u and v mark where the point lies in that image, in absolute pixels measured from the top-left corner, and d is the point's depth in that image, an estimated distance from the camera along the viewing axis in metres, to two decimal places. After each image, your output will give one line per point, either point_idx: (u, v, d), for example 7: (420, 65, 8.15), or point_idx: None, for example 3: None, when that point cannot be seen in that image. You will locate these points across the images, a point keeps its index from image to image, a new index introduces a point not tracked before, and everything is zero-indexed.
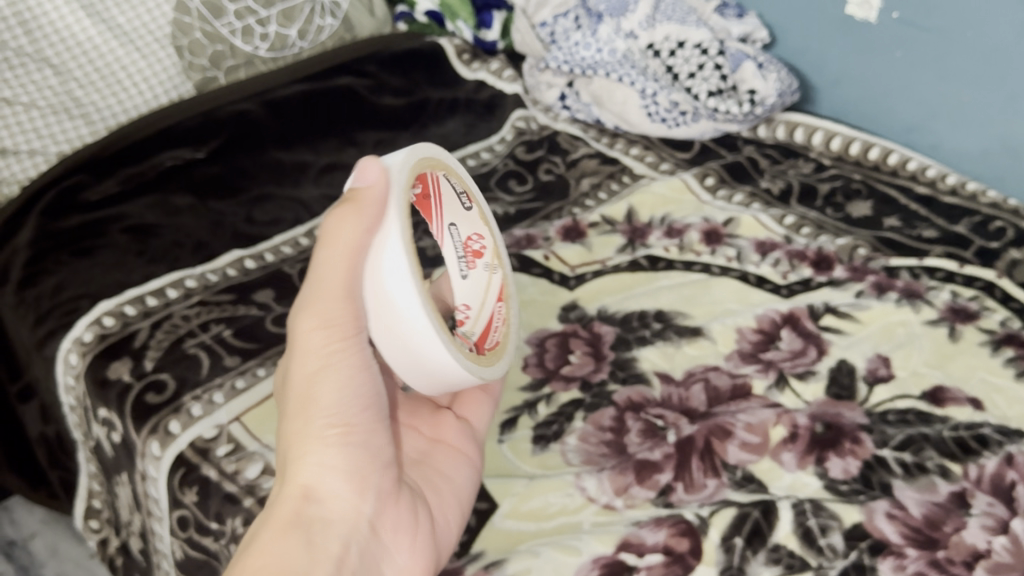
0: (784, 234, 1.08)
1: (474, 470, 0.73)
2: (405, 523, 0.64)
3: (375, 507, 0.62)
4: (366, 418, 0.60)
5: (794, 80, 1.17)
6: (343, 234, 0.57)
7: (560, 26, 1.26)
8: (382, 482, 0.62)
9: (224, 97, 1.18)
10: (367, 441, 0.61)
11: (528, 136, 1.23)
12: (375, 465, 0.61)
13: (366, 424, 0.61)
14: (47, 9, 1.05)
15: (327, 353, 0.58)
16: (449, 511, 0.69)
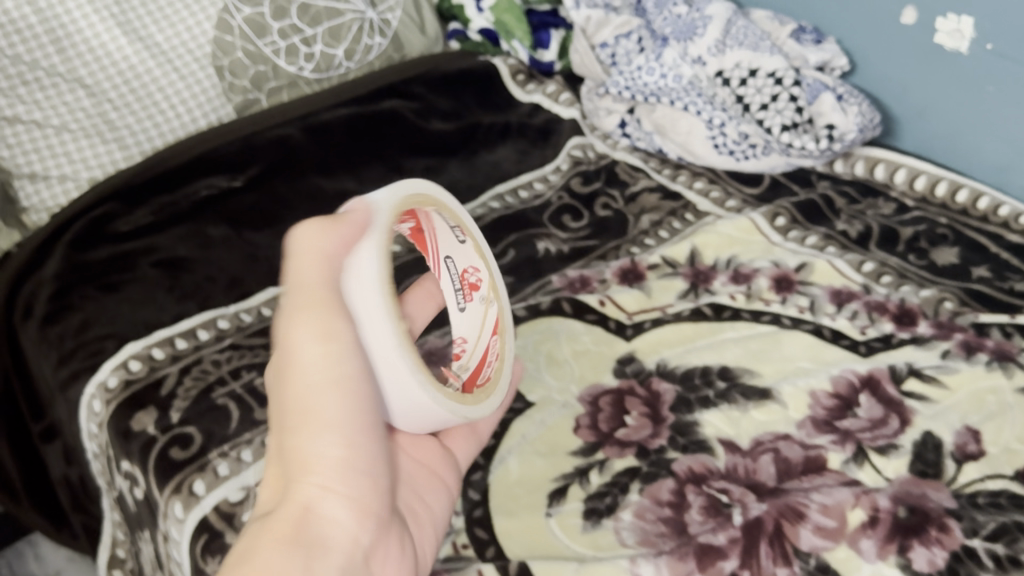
0: (862, 282, 0.99)
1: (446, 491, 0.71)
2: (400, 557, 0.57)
3: (371, 534, 0.54)
4: (371, 440, 0.53)
5: (877, 114, 1.05)
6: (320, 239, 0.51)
7: (622, 47, 1.19)
8: (381, 505, 0.54)
9: (267, 121, 1.12)
10: (371, 456, 0.53)
11: (585, 166, 1.15)
12: (377, 485, 0.54)
13: (367, 444, 0.53)
14: (78, 19, 1.01)
15: (345, 377, 0.51)
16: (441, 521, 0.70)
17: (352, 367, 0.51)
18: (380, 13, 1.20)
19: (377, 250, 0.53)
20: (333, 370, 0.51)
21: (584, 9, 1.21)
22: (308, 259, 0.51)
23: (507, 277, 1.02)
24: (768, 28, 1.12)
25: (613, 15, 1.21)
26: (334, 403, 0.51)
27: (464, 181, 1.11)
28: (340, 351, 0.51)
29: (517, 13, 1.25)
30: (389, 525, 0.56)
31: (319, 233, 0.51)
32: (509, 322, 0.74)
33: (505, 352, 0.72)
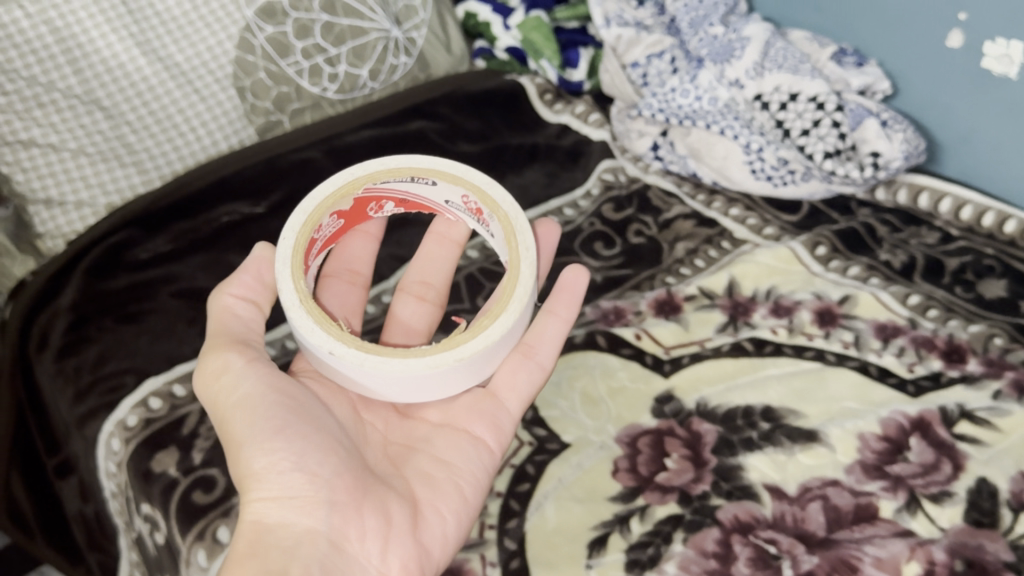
0: (907, 316, 0.96)
1: (483, 450, 0.80)
2: (372, 527, 0.69)
3: (332, 520, 0.68)
4: (284, 438, 0.69)
5: (923, 140, 1.01)
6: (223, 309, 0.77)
7: (654, 67, 1.16)
8: (331, 494, 0.68)
9: (288, 143, 1.08)
10: (299, 458, 0.68)
11: (616, 191, 1.11)
12: (316, 479, 0.68)
13: (288, 442, 0.69)
14: (99, 45, 0.97)
15: (236, 405, 0.70)
16: (445, 506, 0.74)
17: (245, 389, 0.71)
18: (405, 31, 1.16)
19: (303, 309, 0.72)
20: (247, 409, 0.70)
21: (615, 28, 1.17)
22: (224, 319, 0.77)
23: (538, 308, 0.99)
24: (807, 49, 1.09)
25: (645, 33, 1.18)
26: (239, 423, 0.70)
27: None
28: (238, 386, 0.71)
29: (546, 31, 1.21)
30: (347, 507, 0.68)
31: (231, 316, 0.77)
32: (517, 216, 0.80)
33: (516, 259, 0.78)
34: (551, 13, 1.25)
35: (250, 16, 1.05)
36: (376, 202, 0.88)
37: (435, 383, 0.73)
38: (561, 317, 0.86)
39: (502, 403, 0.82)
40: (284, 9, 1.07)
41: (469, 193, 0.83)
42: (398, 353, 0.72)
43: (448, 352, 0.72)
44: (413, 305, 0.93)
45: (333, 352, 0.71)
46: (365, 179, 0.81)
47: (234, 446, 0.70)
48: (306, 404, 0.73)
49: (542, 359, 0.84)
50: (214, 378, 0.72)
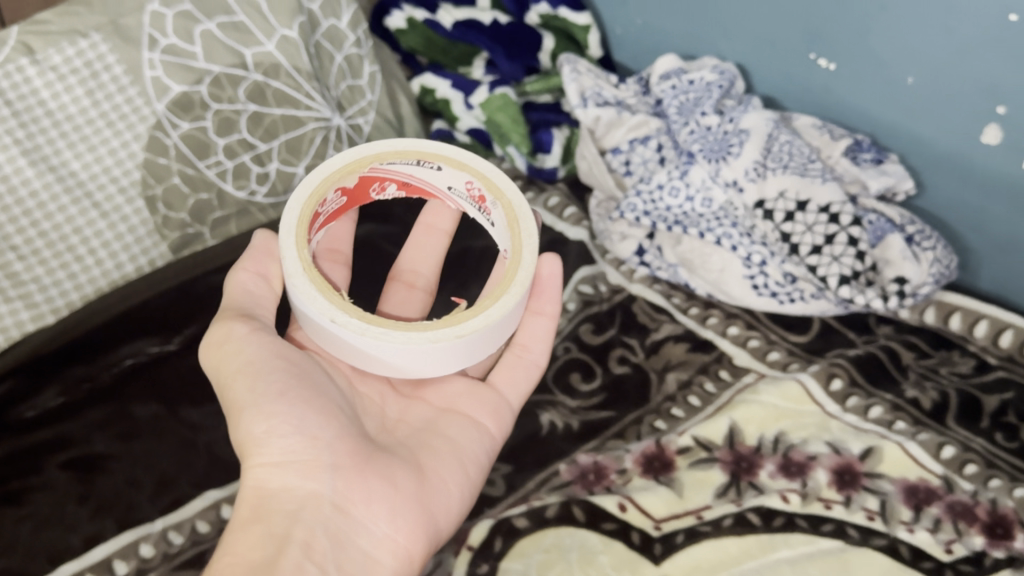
0: (941, 474, 0.81)
1: (485, 436, 0.66)
2: (378, 493, 0.57)
3: (336, 484, 0.56)
4: (286, 401, 0.57)
5: (955, 258, 0.86)
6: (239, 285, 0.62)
7: (638, 154, 1.01)
8: (334, 457, 0.57)
9: (208, 262, 0.92)
10: (301, 420, 0.56)
11: (596, 306, 0.95)
12: (317, 442, 0.56)
13: (291, 406, 0.57)
14: None
15: (233, 374, 0.58)
16: (449, 475, 0.61)
17: (248, 353, 0.58)
18: (348, 117, 1.03)
19: (306, 277, 0.59)
20: (249, 373, 0.57)
21: (592, 107, 1.03)
22: (235, 296, 0.62)
23: (504, 466, 0.83)
24: (817, 140, 0.94)
25: (627, 114, 1.03)
26: (239, 388, 0.57)
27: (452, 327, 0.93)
28: (238, 349, 0.58)
29: (512, 112, 1.05)
30: (352, 471, 0.57)
31: (241, 291, 0.62)
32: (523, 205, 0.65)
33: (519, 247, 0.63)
34: (520, 85, 1.11)
35: (161, 110, 0.90)
36: (378, 184, 0.70)
37: (420, 366, 0.60)
38: (546, 316, 0.71)
39: (500, 393, 0.69)
40: (204, 100, 0.92)
41: (473, 182, 0.67)
42: (399, 322, 0.59)
43: (449, 327, 0.59)
44: (402, 293, 0.78)
45: (335, 321, 0.57)
46: (372, 158, 0.66)
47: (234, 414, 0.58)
48: (310, 366, 0.60)
49: (536, 358, 0.71)
50: (215, 347, 0.59)
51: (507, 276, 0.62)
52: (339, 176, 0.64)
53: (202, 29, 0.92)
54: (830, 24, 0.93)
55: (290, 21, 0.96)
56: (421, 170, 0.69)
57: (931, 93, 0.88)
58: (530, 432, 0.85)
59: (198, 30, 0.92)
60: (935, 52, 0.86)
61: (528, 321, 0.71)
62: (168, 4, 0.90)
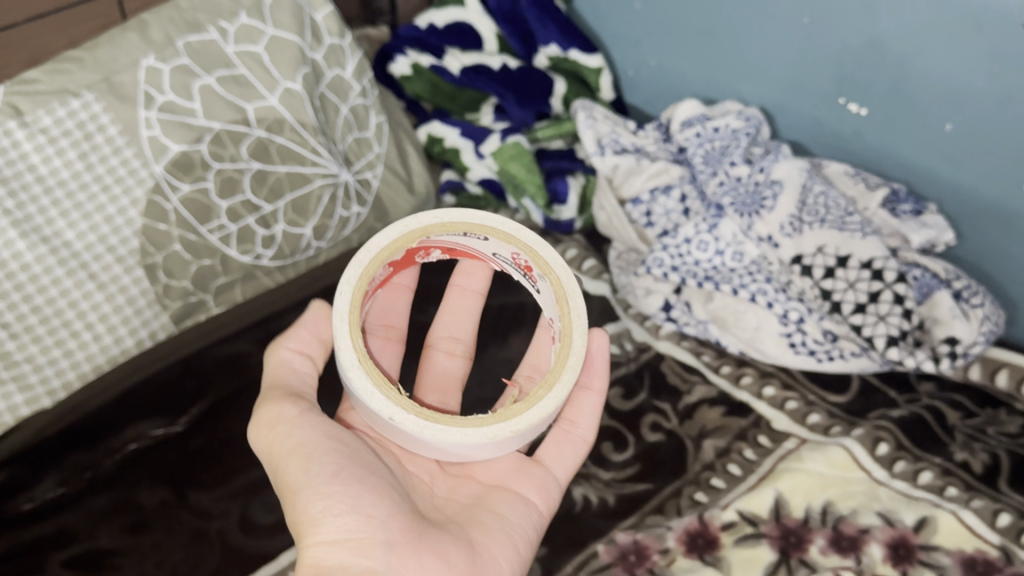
0: (1000, 544, 0.75)
1: (534, 512, 0.61)
2: (436, 573, 0.52)
3: (392, 562, 0.51)
4: (340, 480, 0.52)
5: (1003, 315, 0.82)
6: (282, 368, 0.59)
7: (660, 204, 0.96)
8: (389, 534, 0.52)
9: (213, 334, 0.89)
10: (354, 498, 0.52)
11: (623, 368, 0.91)
12: (373, 521, 0.52)
13: (345, 485, 0.52)
14: None
15: (283, 456, 0.53)
16: (504, 554, 0.57)
17: (298, 435, 0.54)
18: (355, 171, 0.98)
19: (363, 369, 0.54)
20: (299, 453, 0.53)
21: (610, 155, 0.99)
22: (278, 376, 0.58)
23: (538, 548, 0.77)
24: (851, 190, 0.90)
25: (646, 161, 0.99)
26: (291, 470, 0.53)
27: (473, 391, 0.89)
28: (287, 431, 0.54)
29: (526, 162, 1.00)
30: (409, 549, 0.52)
31: (283, 367, 0.59)
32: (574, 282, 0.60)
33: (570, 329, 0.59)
34: (530, 131, 1.07)
35: (159, 172, 0.84)
36: (424, 252, 0.65)
37: (477, 455, 0.57)
38: (594, 390, 0.67)
39: (548, 469, 0.64)
40: (204, 159, 0.86)
41: (520, 254, 0.62)
42: (456, 419, 0.55)
43: (505, 423, 0.55)
44: (443, 360, 0.75)
45: (394, 419, 0.53)
46: (419, 233, 0.60)
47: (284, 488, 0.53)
48: (362, 446, 0.56)
49: (584, 432, 0.67)
50: (264, 430, 0.55)
51: (559, 363, 0.58)
52: (387, 255, 0.59)
53: (200, 84, 0.86)
54: (864, 70, 0.89)
55: (293, 73, 0.92)
56: (467, 239, 0.63)
57: (974, 141, 0.84)
58: (563, 510, 0.80)
59: (196, 85, 0.86)
60: (978, 99, 0.82)
61: (576, 395, 0.67)
62: (164, 59, 0.85)
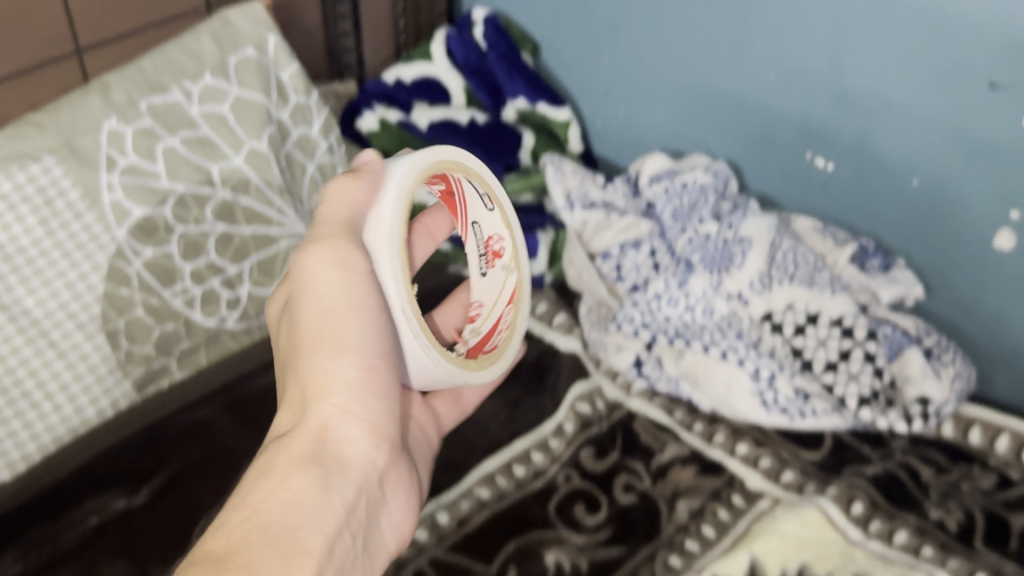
0: None
1: (427, 444, 0.67)
2: (401, 479, 0.56)
3: (384, 459, 0.54)
4: (386, 364, 0.53)
5: (972, 370, 0.83)
6: (354, 203, 0.53)
7: (630, 259, 0.96)
8: (392, 433, 0.55)
9: (175, 402, 0.87)
10: (385, 388, 0.53)
11: (595, 428, 0.89)
12: (388, 416, 0.54)
13: (388, 372, 0.53)
14: None
15: (330, 309, 0.51)
16: (423, 482, 0.62)
17: (362, 295, 0.51)
18: None
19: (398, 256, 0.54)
20: (361, 322, 0.51)
21: (579, 211, 1.00)
22: (346, 209, 0.53)
23: None
24: (820, 246, 0.90)
25: (616, 216, 0.99)
26: (345, 327, 0.51)
27: (443, 454, 0.87)
28: (350, 285, 0.51)
29: None
30: (394, 451, 0.55)
31: (354, 197, 0.53)
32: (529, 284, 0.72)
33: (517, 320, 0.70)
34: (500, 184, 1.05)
35: (121, 236, 0.83)
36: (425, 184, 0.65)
37: (427, 385, 0.59)
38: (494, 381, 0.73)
39: (435, 413, 0.69)
40: (168, 223, 0.85)
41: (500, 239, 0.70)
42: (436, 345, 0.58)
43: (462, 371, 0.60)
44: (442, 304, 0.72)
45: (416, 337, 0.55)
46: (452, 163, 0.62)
47: (333, 362, 0.51)
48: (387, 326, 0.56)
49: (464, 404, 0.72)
50: (332, 265, 0.51)
51: (500, 350, 0.68)
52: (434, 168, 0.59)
53: (164, 146, 0.85)
54: (831, 126, 0.89)
55: (258, 133, 0.91)
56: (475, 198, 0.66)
57: (939, 197, 0.85)
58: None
59: (159, 148, 0.85)
60: (941, 157, 0.83)
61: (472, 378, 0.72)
62: (126, 121, 0.84)
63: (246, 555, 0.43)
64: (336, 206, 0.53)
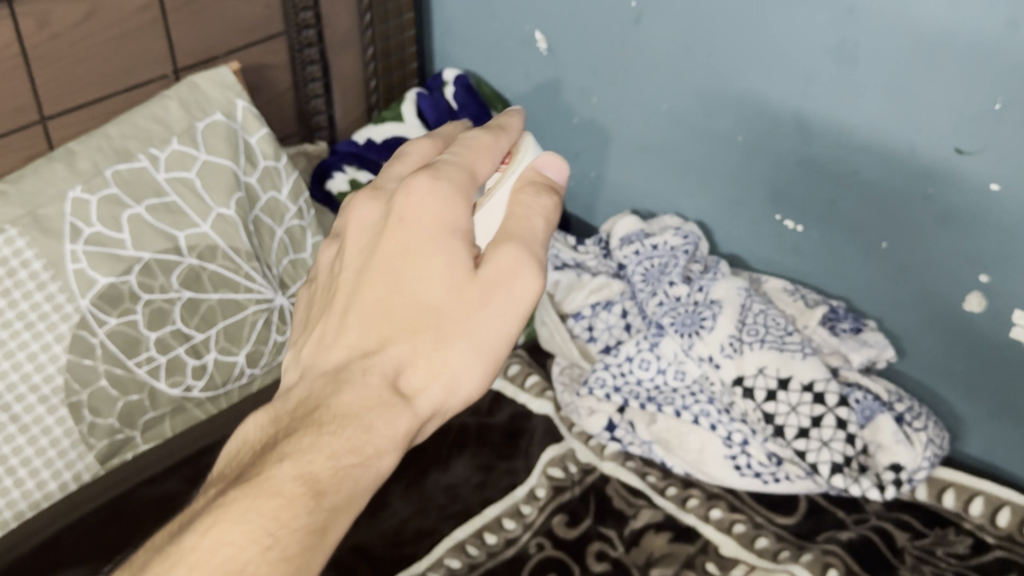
0: None
1: None
2: None
3: None
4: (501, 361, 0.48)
5: (944, 434, 0.84)
6: (531, 230, 0.47)
7: (602, 319, 0.97)
8: None
9: (140, 471, 0.85)
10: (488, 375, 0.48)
11: (567, 493, 0.88)
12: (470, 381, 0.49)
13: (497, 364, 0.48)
14: None
15: (479, 308, 0.44)
16: None
17: (519, 317, 0.45)
18: (290, 294, 0.97)
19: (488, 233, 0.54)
20: (507, 331, 0.45)
21: (552, 271, 1.01)
22: (526, 223, 0.47)
23: None
24: (790, 307, 0.91)
25: (587, 275, 1.01)
26: (487, 326, 0.45)
27: (414, 521, 0.86)
28: (513, 299, 0.45)
29: None
30: None
31: (530, 221, 0.47)
32: None
33: None
34: None
35: (86, 306, 0.82)
36: None
37: None
38: None
39: None
40: (133, 291, 0.84)
41: None
42: None
43: None
44: None
45: None
46: None
47: (449, 304, 0.44)
48: None
49: None
50: (501, 274, 0.44)
51: None
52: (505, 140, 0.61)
53: (130, 214, 0.85)
54: (799, 188, 0.89)
55: (226, 200, 0.91)
56: None
57: (907, 258, 0.85)
58: None
59: (125, 215, 0.84)
60: (910, 219, 0.83)
61: None
62: (92, 189, 0.83)
63: (332, 528, 0.40)
64: (522, 228, 0.46)
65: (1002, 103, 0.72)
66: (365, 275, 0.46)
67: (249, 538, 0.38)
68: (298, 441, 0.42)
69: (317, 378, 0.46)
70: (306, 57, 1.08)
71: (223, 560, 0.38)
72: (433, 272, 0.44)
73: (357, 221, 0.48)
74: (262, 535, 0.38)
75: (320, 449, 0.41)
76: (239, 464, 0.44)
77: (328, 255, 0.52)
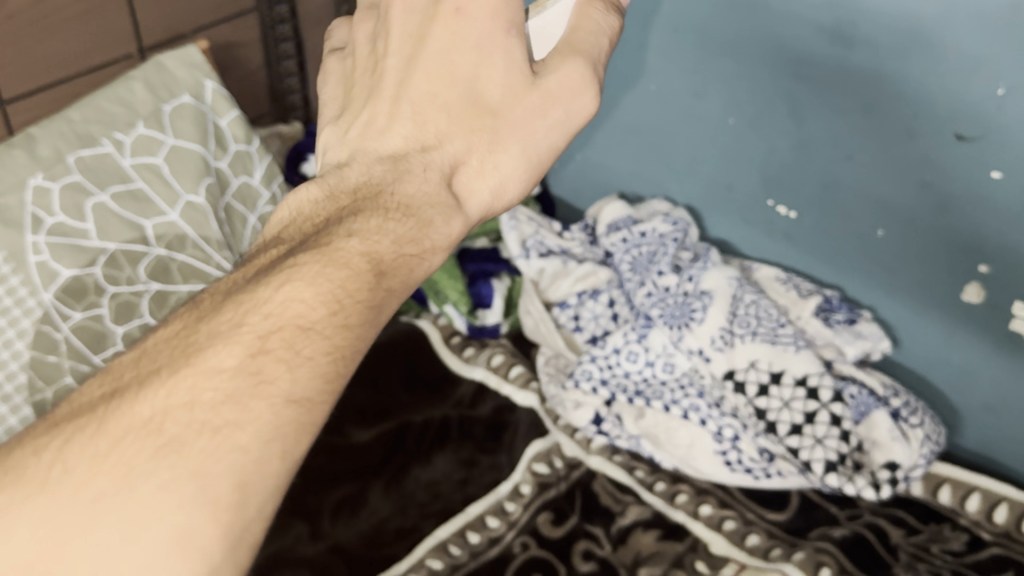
0: None
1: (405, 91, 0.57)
2: None
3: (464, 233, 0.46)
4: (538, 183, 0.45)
5: (941, 430, 0.81)
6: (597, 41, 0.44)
7: (588, 309, 0.94)
8: None
9: None
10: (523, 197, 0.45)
11: (552, 489, 0.85)
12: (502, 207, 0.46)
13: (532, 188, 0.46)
14: None
15: (537, 111, 0.42)
16: None
17: (571, 129, 0.43)
18: None
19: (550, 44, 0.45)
20: (559, 139, 0.43)
21: (536, 258, 0.96)
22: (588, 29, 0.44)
23: None
24: (784, 297, 0.88)
25: (573, 263, 0.97)
26: (541, 133, 0.43)
27: (394, 519, 0.83)
28: (574, 109, 0.43)
29: (447, 265, 0.97)
30: None
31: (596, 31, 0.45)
32: None
33: None
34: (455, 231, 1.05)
35: (49, 299, 0.77)
36: None
37: None
38: None
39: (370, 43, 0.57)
40: (98, 283, 0.80)
41: None
42: None
43: None
44: None
45: None
46: None
47: (511, 101, 0.42)
48: None
49: None
50: (564, 84, 0.43)
51: None
52: None
53: (95, 202, 0.81)
54: (791, 174, 0.86)
55: (196, 185, 0.87)
56: None
57: (902, 248, 0.82)
58: None
59: (89, 203, 0.80)
60: (908, 208, 0.80)
61: None
62: (53, 177, 0.79)
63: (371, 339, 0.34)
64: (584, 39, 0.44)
65: (1005, 89, 0.68)
66: (421, 59, 0.44)
67: (318, 300, 0.33)
68: (361, 216, 0.39)
69: (366, 160, 0.44)
70: (279, 35, 1.09)
71: (293, 314, 0.33)
72: (493, 62, 0.43)
73: (404, 2, 0.46)
74: (328, 300, 0.33)
75: (385, 233, 0.38)
76: (293, 234, 0.40)
77: (367, 34, 0.48)
